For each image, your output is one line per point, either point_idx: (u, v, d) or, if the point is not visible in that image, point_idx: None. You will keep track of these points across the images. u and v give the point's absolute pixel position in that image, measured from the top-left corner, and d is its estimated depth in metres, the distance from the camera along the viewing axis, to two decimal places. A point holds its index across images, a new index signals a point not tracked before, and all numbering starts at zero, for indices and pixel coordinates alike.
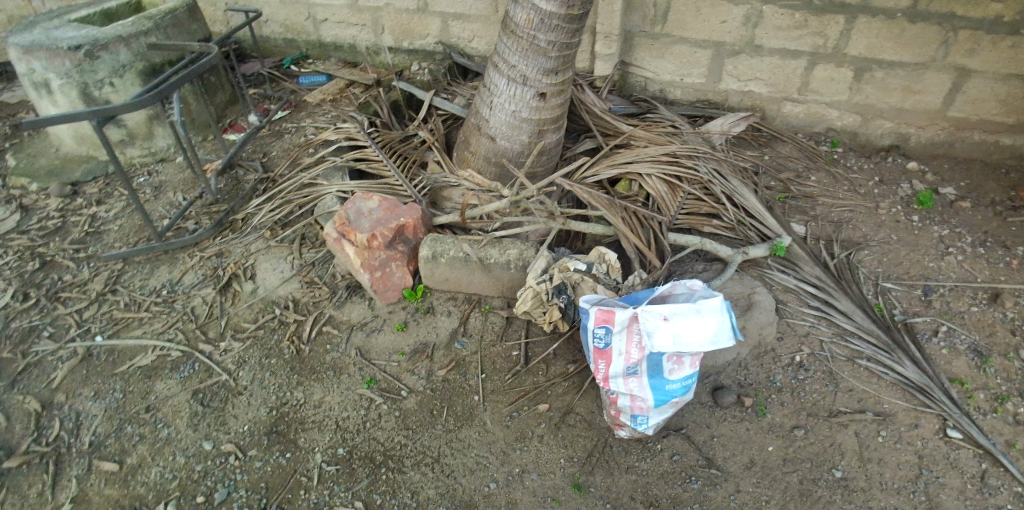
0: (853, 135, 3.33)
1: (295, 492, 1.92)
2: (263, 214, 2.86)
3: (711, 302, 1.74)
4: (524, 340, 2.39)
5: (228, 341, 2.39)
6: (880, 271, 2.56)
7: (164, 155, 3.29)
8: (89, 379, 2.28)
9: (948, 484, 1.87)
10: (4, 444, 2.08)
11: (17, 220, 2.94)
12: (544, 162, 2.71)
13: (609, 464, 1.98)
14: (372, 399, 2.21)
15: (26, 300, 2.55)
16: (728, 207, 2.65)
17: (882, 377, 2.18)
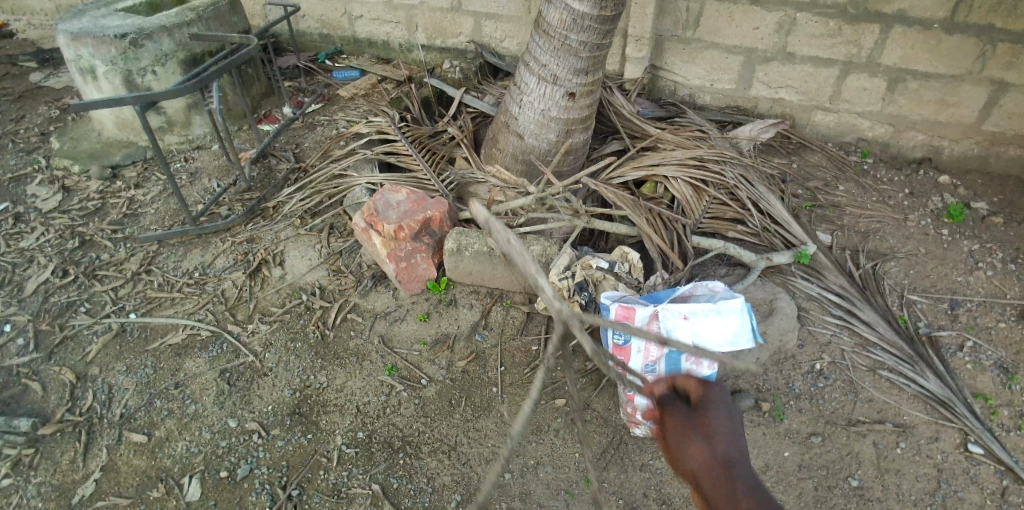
0: (884, 147, 3.30)
1: (315, 472, 1.98)
2: (294, 203, 2.94)
3: (732, 303, 1.80)
4: (544, 336, 2.42)
5: (256, 323, 2.46)
6: (906, 283, 2.54)
7: (201, 143, 3.39)
8: (122, 355, 2.36)
9: (966, 499, 1.86)
10: (41, 411, 2.17)
11: (59, 200, 3.05)
12: (570, 161, 2.73)
13: (624, 461, 2.03)
14: (392, 386, 2.25)
15: (65, 276, 2.65)
16: (753, 213, 2.65)
17: (903, 389, 2.16)
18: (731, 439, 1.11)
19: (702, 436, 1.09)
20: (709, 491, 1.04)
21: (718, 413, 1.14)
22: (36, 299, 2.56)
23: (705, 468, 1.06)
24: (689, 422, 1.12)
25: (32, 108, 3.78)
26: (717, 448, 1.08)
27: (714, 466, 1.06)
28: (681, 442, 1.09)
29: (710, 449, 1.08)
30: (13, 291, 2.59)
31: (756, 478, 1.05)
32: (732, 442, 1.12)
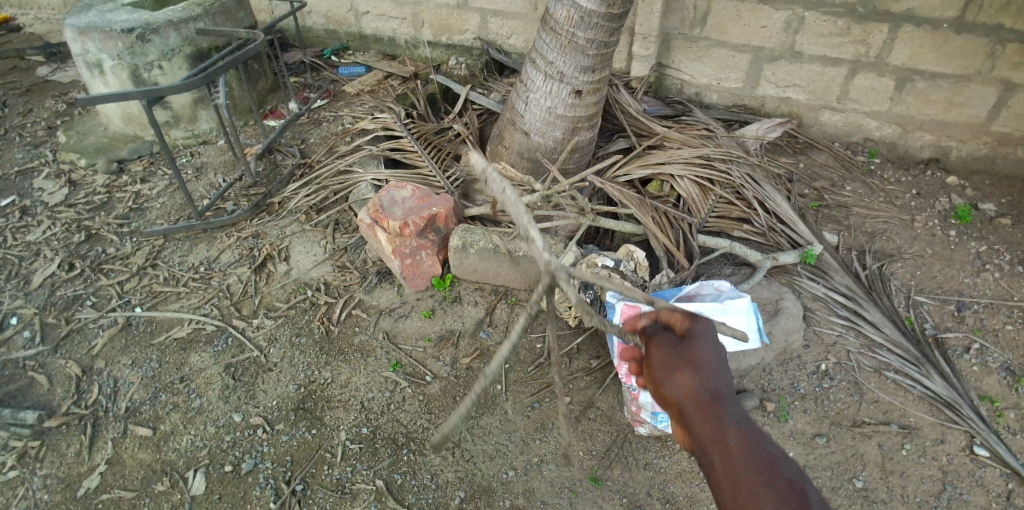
0: (892, 147, 3.29)
1: (319, 467, 1.99)
2: (300, 198, 2.94)
3: (738, 302, 1.84)
4: (548, 334, 2.42)
5: (261, 319, 2.47)
6: (913, 284, 2.53)
7: (207, 137, 3.39)
8: (127, 348, 2.37)
9: (971, 501, 1.86)
10: (47, 404, 2.18)
11: (66, 194, 3.06)
12: (576, 159, 2.72)
13: (627, 460, 2.03)
14: (397, 382, 2.26)
15: (71, 270, 2.66)
16: (760, 213, 2.64)
17: (909, 390, 2.15)
18: (716, 369, 1.21)
19: (689, 370, 1.20)
20: (689, 415, 1.18)
21: (706, 347, 1.23)
22: (42, 292, 2.57)
23: (687, 397, 1.19)
24: (677, 357, 1.22)
25: (39, 101, 3.79)
26: (702, 381, 1.19)
27: (697, 396, 1.18)
28: (667, 375, 1.21)
29: (695, 380, 1.19)
30: (19, 284, 2.60)
31: (736, 406, 1.18)
32: (717, 370, 1.21)
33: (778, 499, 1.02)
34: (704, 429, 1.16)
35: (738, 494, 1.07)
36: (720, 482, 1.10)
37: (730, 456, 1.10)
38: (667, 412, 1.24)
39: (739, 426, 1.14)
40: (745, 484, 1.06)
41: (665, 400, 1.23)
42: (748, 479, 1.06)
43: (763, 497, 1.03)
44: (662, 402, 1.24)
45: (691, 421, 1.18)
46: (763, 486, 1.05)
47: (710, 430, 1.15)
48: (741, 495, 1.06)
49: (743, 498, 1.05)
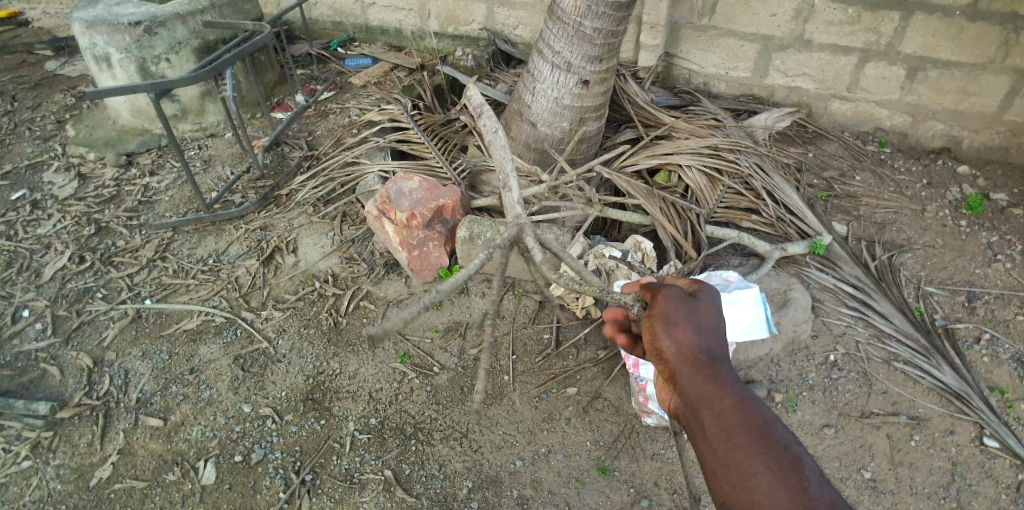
0: (903, 137, 3.25)
1: (328, 457, 2.01)
2: (307, 191, 2.95)
3: (747, 293, 1.91)
4: (555, 324, 2.43)
5: (269, 310, 2.48)
6: (923, 275, 2.51)
7: (214, 130, 3.40)
8: (138, 340, 2.39)
9: (981, 492, 1.86)
10: (59, 395, 2.21)
11: (75, 188, 3.08)
12: (584, 150, 2.70)
13: (635, 450, 2.04)
14: (405, 373, 2.27)
15: (82, 263, 2.69)
16: (768, 203, 2.62)
17: (918, 381, 2.14)
18: (713, 338, 1.29)
19: (688, 329, 1.28)
20: (682, 374, 1.23)
21: (703, 316, 1.33)
22: (53, 285, 2.60)
23: (683, 354, 1.25)
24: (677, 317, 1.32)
25: (48, 96, 3.81)
26: (699, 342, 1.26)
27: (693, 356, 1.24)
28: (666, 331, 1.30)
29: (692, 341, 1.27)
30: (31, 277, 2.63)
31: (731, 374, 1.21)
32: (715, 338, 1.29)
33: (766, 456, 1.00)
34: (697, 387, 1.18)
35: (730, 454, 1.04)
36: (706, 438, 1.10)
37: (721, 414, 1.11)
38: (661, 373, 1.30)
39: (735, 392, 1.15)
40: (734, 438, 1.05)
41: (661, 360, 1.30)
42: (737, 434, 1.06)
43: (752, 455, 1.01)
44: (658, 363, 1.31)
45: (684, 380, 1.21)
46: (751, 444, 1.03)
47: (703, 387, 1.17)
48: (727, 451, 1.05)
49: (729, 452, 1.04)
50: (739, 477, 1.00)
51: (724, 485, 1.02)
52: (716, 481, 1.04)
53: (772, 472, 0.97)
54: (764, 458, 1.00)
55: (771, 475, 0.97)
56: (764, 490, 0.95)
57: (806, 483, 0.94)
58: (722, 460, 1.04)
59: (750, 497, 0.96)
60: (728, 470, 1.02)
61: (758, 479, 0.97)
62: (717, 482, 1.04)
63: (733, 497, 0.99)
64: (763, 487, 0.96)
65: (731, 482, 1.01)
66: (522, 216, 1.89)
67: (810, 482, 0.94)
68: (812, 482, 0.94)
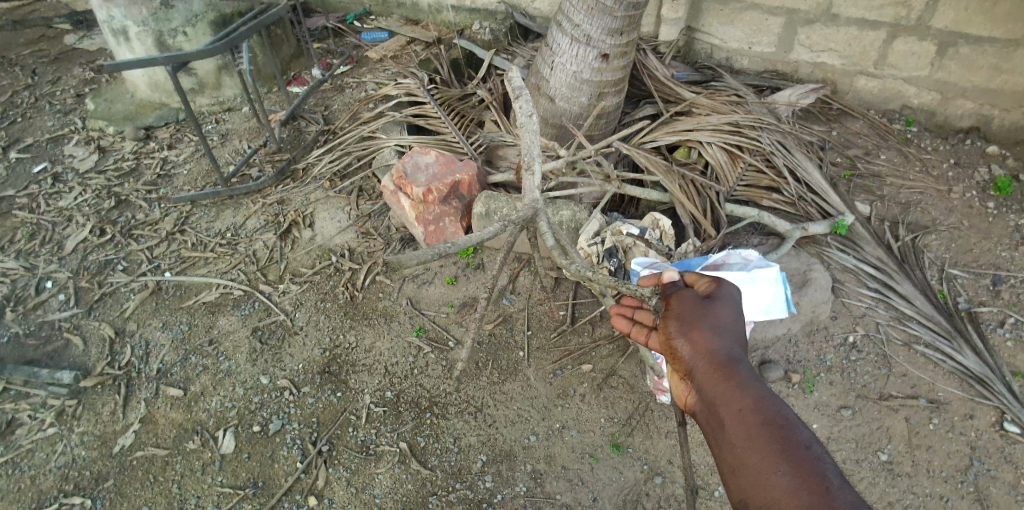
0: (930, 115, 3.15)
1: (344, 428, 2.06)
2: (324, 164, 2.95)
3: (766, 272, 1.88)
4: (571, 301, 2.41)
5: (287, 284, 2.50)
6: (947, 257, 2.45)
7: (231, 104, 3.39)
8: (158, 311, 2.43)
9: (999, 477, 1.87)
10: (82, 364, 2.25)
11: (95, 161, 3.11)
12: (602, 125, 2.65)
13: (649, 427, 2.05)
14: (420, 347, 2.29)
15: (102, 235, 2.72)
16: (790, 182, 2.56)
17: (938, 365, 2.12)
18: (732, 335, 1.25)
19: (705, 328, 1.25)
20: (699, 374, 1.21)
21: (717, 310, 1.29)
22: (75, 257, 2.64)
23: (701, 354, 1.22)
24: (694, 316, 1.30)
25: (67, 69, 3.83)
26: (717, 341, 1.23)
27: (711, 355, 1.21)
28: (684, 332, 1.28)
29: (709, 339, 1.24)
30: (54, 250, 2.67)
31: (750, 371, 1.17)
32: (732, 335, 1.25)
33: (786, 455, 0.98)
34: (714, 387, 1.16)
35: (748, 453, 1.03)
36: (722, 436, 1.09)
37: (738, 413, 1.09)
38: (676, 370, 1.29)
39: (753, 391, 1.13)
40: (753, 438, 1.04)
41: (677, 358, 1.29)
42: (756, 435, 1.04)
43: (769, 454, 1.00)
44: (674, 361, 1.30)
45: (700, 379, 1.20)
46: (768, 443, 1.01)
47: (719, 386, 1.15)
48: (744, 451, 1.04)
49: (745, 451, 1.03)
50: (756, 476, 0.99)
51: (740, 483, 1.02)
52: (733, 479, 1.04)
53: (791, 473, 0.95)
54: (783, 459, 0.98)
55: (790, 476, 0.95)
56: (785, 490, 0.94)
57: (827, 483, 0.92)
58: (738, 458, 1.03)
59: (768, 495, 0.96)
60: (745, 470, 1.02)
61: (776, 480, 0.96)
62: (735, 480, 1.04)
63: (750, 495, 0.99)
64: (784, 488, 0.94)
65: (750, 482, 1.00)
66: (538, 200, 1.95)
67: (831, 483, 0.92)
68: (835, 483, 0.92)
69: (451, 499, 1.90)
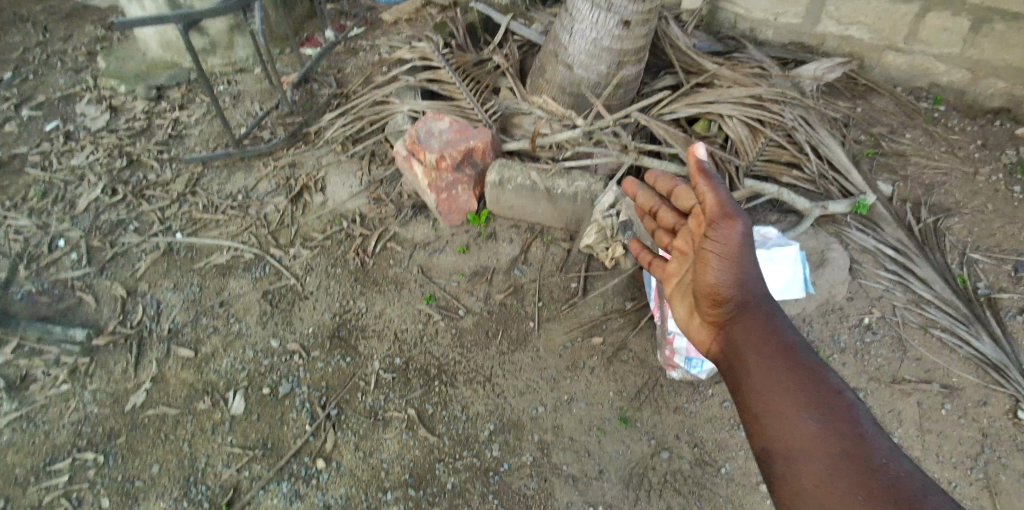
0: (959, 94, 3.05)
1: (352, 394, 2.07)
2: (336, 128, 2.91)
3: (785, 251, 1.96)
4: (584, 273, 2.38)
5: (297, 248, 2.49)
6: (969, 241, 2.40)
7: (243, 65, 3.34)
8: (169, 272, 2.43)
9: (1009, 465, 1.85)
10: (95, 322, 2.27)
11: (107, 119, 3.09)
12: (620, 96, 2.60)
13: (658, 403, 2.05)
14: (430, 315, 2.28)
15: (114, 195, 2.72)
16: (811, 158, 2.50)
17: (954, 350, 2.09)
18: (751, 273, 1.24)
19: (738, 263, 1.23)
20: (737, 319, 1.21)
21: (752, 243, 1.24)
22: (87, 216, 2.64)
23: (735, 293, 1.22)
24: (731, 249, 1.23)
25: (79, 27, 3.79)
26: (749, 281, 1.23)
27: (741, 296, 1.22)
28: (719, 266, 1.24)
29: (744, 278, 1.22)
30: (66, 208, 2.67)
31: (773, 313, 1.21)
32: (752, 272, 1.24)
33: (815, 399, 1.03)
34: (746, 332, 1.18)
35: (783, 397, 1.06)
36: (748, 379, 1.12)
37: (767, 357, 1.13)
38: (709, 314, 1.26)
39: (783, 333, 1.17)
40: (788, 384, 1.06)
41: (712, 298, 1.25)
42: (789, 382, 1.07)
43: (800, 401, 1.04)
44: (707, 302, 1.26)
45: (736, 324, 1.20)
46: (800, 389, 1.05)
47: (753, 335, 1.17)
48: (776, 396, 1.06)
49: (777, 397, 1.06)
50: (781, 421, 1.03)
51: (765, 424, 1.05)
52: (756, 424, 1.07)
53: (820, 415, 1.01)
54: (815, 404, 1.02)
55: (816, 422, 1.00)
56: (814, 431, 0.99)
57: (859, 427, 0.97)
58: (769, 404, 1.06)
59: (796, 435, 1.00)
60: (774, 415, 1.04)
61: (806, 422, 1.01)
62: (761, 423, 1.06)
63: (778, 436, 1.02)
64: (810, 430, 0.99)
65: (778, 421, 1.03)
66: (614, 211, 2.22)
67: (864, 427, 0.97)
68: (865, 428, 0.97)
69: (458, 466, 1.92)
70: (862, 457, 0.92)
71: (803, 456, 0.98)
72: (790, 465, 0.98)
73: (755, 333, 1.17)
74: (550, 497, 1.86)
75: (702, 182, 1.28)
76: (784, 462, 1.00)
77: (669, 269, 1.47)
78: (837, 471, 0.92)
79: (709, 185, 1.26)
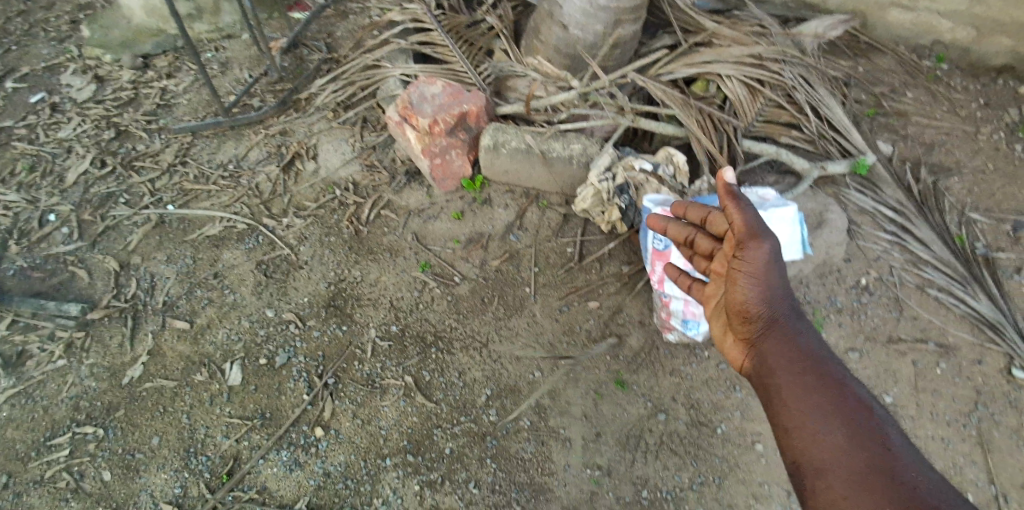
0: (963, 53, 2.99)
1: (349, 363, 2.06)
2: (326, 94, 2.86)
3: (784, 213, 1.88)
4: (580, 238, 2.36)
5: (290, 218, 2.46)
6: (969, 201, 2.38)
7: (230, 31, 3.24)
8: (162, 245, 2.40)
9: (1002, 422, 1.88)
10: (89, 297, 2.25)
11: (93, 90, 3.02)
12: (616, 56, 2.54)
13: (655, 366, 2.05)
14: (426, 282, 2.26)
15: (103, 168, 2.67)
16: (811, 118, 2.47)
17: (951, 309, 2.09)
18: (781, 291, 1.22)
19: (766, 283, 1.21)
20: (765, 337, 1.21)
21: (782, 263, 1.21)
22: (77, 190, 2.60)
23: (763, 312, 1.22)
24: (758, 266, 1.22)
25: None
26: (778, 298, 1.22)
27: (770, 315, 1.21)
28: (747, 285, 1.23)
29: (772, 296, 1.21)
30: (55, 183, 2.62)
31: (804, 330, 1.21)
32: (782, 290, 1.22)
33: (842, 413, 1.03)
34: (775, 349, 1.18)
35: (810, 412, 1.05)
36: (778, 397, 1.12)
37: (796, 374, 1.12)
38: (739, 333, 1.26)
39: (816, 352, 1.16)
40: (813, 399, 1.07)
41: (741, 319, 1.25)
42: (815, 396, 1.07)
43: (828, 417, 1.03)
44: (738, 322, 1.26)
45: (764, 342, 1.21)
46: (826, 403, 1.05)
47: (781, 352, 1.17)
48: (800, 410, 1.07)
49: (802, 410, 1.06)
50: (811, 438, 1.02)
51: (792, 441, 1.05)
52: (786, 443, 1.07)
53: (846, 430, 1.00)
54: (841, 418, 1.02)
55: (845, 437, 0.99)
56: (838, 446, 0.98)
57: (887, 442, 0.96)
58: (792, 417, 1.07)
59: (820, 449, 1.00)
60: (800, 431, 1.05)
61: (831, 437, 1.00)
62: (789, 440, 1.06)
63: (803, 452, 1.02)
64: (836, 444, 0.99)
65: (806, 438, 1.03)
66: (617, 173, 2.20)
67: (892, 442, 0.96)
68: (891, 440, 0.97)
69: (456, 431, 1.92)
70: (891, 473, 0.90)
71: (832, 472, 0.96)
72: (816, 478, 0.98)
73: (786, 351, 1.16)
74: (547, 460, 1.87)
75: (731, 204, 1.28)
76: (815, 479, 0.98)
77: (703, 290, 1.45)
78: (863, 487, 0.90)
79: (737, 208, 1.26)
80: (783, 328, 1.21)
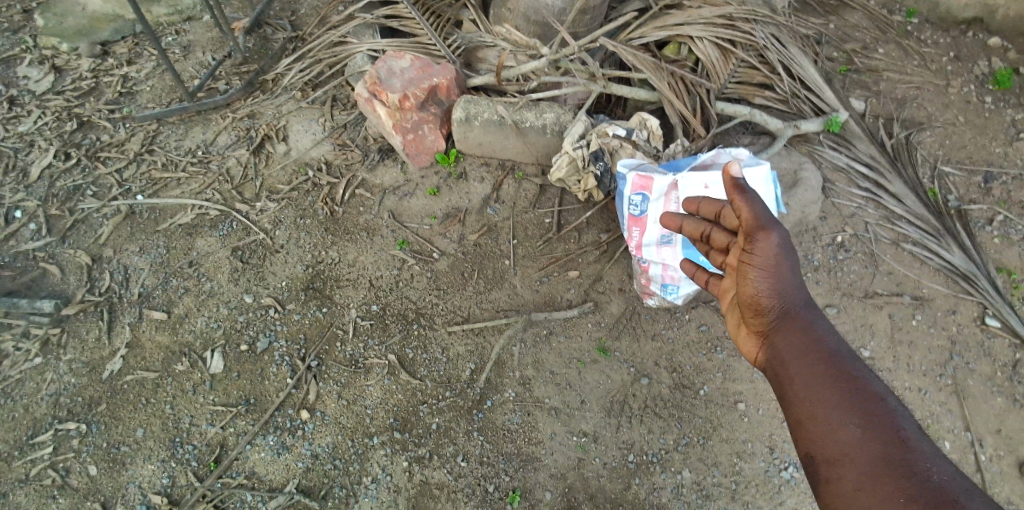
0: (933, 6, 2.99)
1: (331, 344, 2.05)
2: (294, 73, 2.79)
3: (757, 171, 1.84)
4: (557, 208, 2.35)
5: (264, 201, 2.42)
6: (941, 154, 2.40)
7: (190, 13, 3.14)
8: (134, 236, 2.35)
9: (976, 370, 1.92)
10: (62, 292, 2.20)
11: (52, 81, 2.93)
12: (586, 22, 2.51)
13: (636, 331, 2.06)
14: (405, 260, 2.24)
15: (67, 160, 2.60)
16: (784, 78, 2.46)
17: (925, 262, 2.13)
18: (793, 283, 1.23)
19: (777, 274, 1.22)
20: (779, 330, 1.22)
21: (793, 253, 1.21)
22: (42, 185, 2.52)
23: (775, 304, 1.23)
24: (768, 258, 1.23)
25: None
26: (791, 289, 1.22)
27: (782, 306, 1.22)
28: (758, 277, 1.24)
29: (784, 287, 1.22)
30: (18, 178, 2.54)
31: (816, 322, 1.20)
32: (794, 281, 1.23)
33: (856, 406, 1.03)
34: (788, 342, 1.19)
35: (825, 405, 1.06)
36: (791, 389, 1.14)
37: (809, 366, 1.13)
38: (753, 325, 1.27)
39: (831, 345, 1.16)
40: (826, 392, 1.07)
41: (755, 312, 1.26)
42: (829, 390, 1.07)
43: (840, 410, 1.04)
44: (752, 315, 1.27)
45: (776, 334, 1.22)
46: (841, 395, 1.05)
47: (794, 345, 1.18)
48: (814, 403, 1.08)
49: (816, 403, 1.07)
50: (825, 431, 1.03)
51: (807, 433, 1.07)
52: (802, 435, 1.08)
53: (861, 423, 1.00)
54: (856, 411, 1.02)
55: (861, 430, 0.99)
56: (852, 440, 0.99)
57: (901, 433, 0.96)
58: (807, 410, 1.08)
59: (834, 442, 1.01)
60: (814, 423, 1.06)
61: (847, 431, 1.00)
62: (802, 431, 1.08)
63: (818, 445, 1.04)
64: (851, 438, 0.99)
65: (821, 431, 1.04)
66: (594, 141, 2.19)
67: (906, 434, 0.96)
68: (905, 431, 0.97)
69: (442, 406, 1.92)
70: (905, 466, 0.91)
71: (845, 466, 0.98)
72: (832, 470, 0.99)
73: (798, 343, 1.17)
74: (534, 430, 1.88)
75: (737, 197, 1.27)
76: (829, 469, 1.00)
77: (719, 284, 1.45)
78: (876, 481, 0.92)
79: (744, 200, 1.26)
80: (797, 320, 1.21)
